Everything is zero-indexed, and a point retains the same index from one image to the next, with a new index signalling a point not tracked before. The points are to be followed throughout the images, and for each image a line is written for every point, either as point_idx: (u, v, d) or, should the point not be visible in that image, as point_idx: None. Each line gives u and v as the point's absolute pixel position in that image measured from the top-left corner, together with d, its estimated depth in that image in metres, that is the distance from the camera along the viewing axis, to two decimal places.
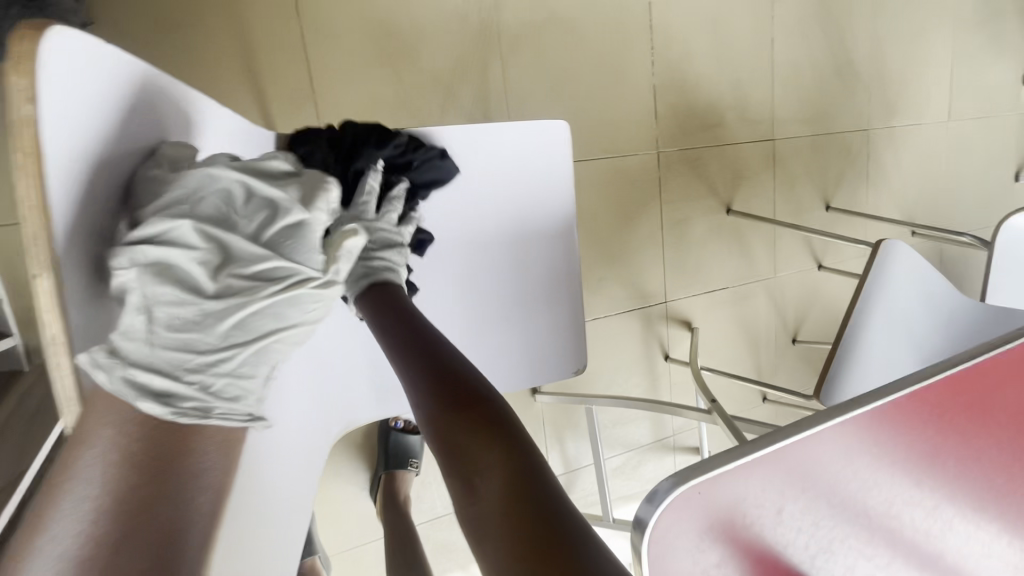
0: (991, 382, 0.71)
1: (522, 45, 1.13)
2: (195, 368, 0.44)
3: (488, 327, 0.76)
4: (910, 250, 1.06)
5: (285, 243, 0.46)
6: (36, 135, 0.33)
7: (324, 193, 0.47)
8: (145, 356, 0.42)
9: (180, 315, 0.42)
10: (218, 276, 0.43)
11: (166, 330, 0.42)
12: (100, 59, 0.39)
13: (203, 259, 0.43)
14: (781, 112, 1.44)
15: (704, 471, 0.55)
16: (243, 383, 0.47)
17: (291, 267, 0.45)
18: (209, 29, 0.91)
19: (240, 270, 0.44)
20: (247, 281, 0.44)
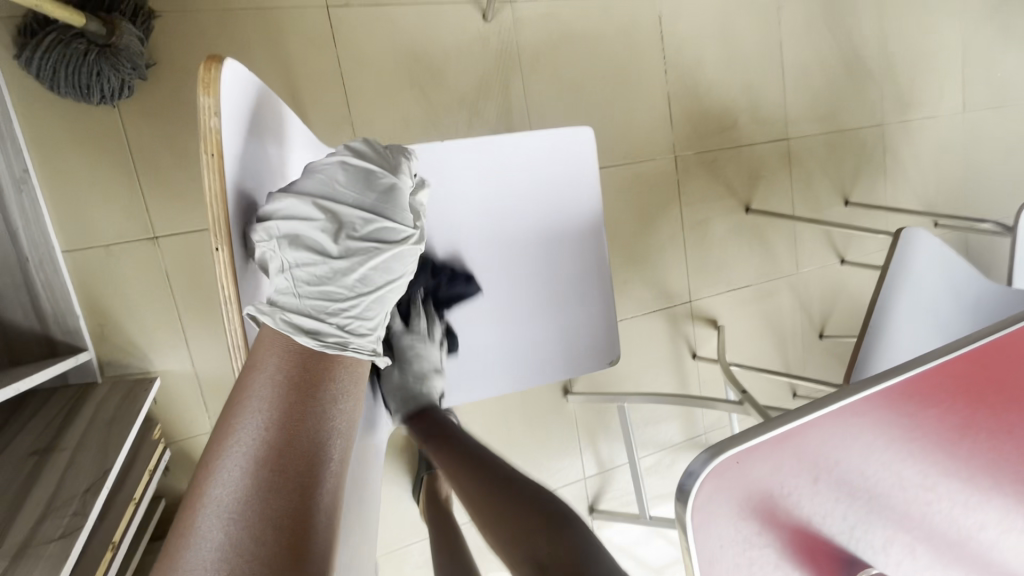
0: (1016, 355, 0.73)
1: (540, 62, 1.20)
2: (330, 315, 0.52)
3: (526, 321, 0.81)
4: (930, 237, 1.08)
5: (384, 206, 0.54)
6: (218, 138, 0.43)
7: (403, 164, 0.57)
8: (296, 306, 0.51)
9: (316, 272, 0.50)
10: (341, 238, 0.51)
11: (306, 285, 0.51)
12: (245, 86, 0.49)
13: (323, 227, 0.50)
14: (794, 112, 1.47)
15: (742, 442, 0.59)
16: (368, 326, 0.54)
17: (392, 223, 0.53)
18: (256, 63, 1.00)
19: (355, 232, 0.51)
20: (363, 240, 0.52)
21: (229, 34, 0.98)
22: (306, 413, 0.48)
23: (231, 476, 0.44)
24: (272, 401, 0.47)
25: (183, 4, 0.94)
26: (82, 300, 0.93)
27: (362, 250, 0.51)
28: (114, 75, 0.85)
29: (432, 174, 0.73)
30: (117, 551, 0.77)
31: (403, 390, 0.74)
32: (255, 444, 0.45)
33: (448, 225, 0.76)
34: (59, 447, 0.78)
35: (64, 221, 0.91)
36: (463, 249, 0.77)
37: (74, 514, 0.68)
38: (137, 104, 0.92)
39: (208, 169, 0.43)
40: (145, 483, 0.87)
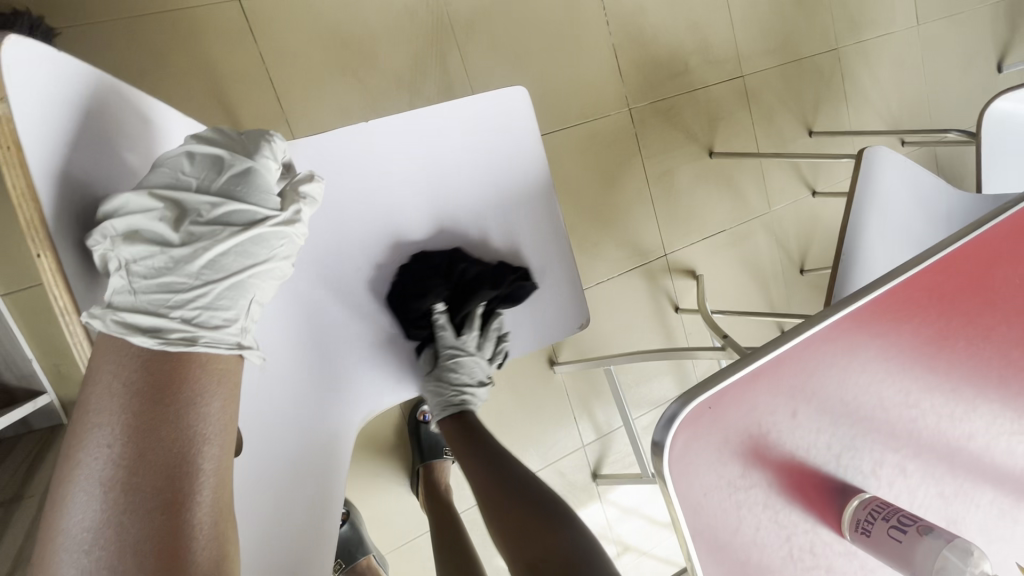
0: (985, 258, 0.71)
1: (475, 30, 1.15)
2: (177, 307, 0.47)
3: (487, 295, 0.78)
4: (892, 154, 1.06)
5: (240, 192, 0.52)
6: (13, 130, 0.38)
7: (262, 145, 0.56)
8: (136, 302, 0.47)
9: (156, 263, 0.47)
10: (182, 224, 0.48)
11: (146, 278, 0.47)
12: (66, 71, 0.44)
13: (163, 214, 0.47)
14: (745, 47, 1.43)
15: (712, 387, 0.57)
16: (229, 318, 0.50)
17: (247, 207, 0.52)
18: (174, 70, 0.95)
19: (200, 218, 0.49)
20: (210, 224, 0.49)
21: (138, 43, 0.92)
22: (161, 421, 0.44)
23: (80, 500, 0.40)
24: (120, 415, 0.43)
25: (85, 19, 0.89)
26: (33, 342, 0.89)
27: (207, 233, 0.49)
28: None
29: (362, 161, 0.69)
30: None
31: (462, 383, 0.78)
32: (100, 467, 0.41)
33: (387, 211, 0.72)
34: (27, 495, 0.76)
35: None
36: (407, 228, 0.73)
37: None
38: None
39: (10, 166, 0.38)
40: None
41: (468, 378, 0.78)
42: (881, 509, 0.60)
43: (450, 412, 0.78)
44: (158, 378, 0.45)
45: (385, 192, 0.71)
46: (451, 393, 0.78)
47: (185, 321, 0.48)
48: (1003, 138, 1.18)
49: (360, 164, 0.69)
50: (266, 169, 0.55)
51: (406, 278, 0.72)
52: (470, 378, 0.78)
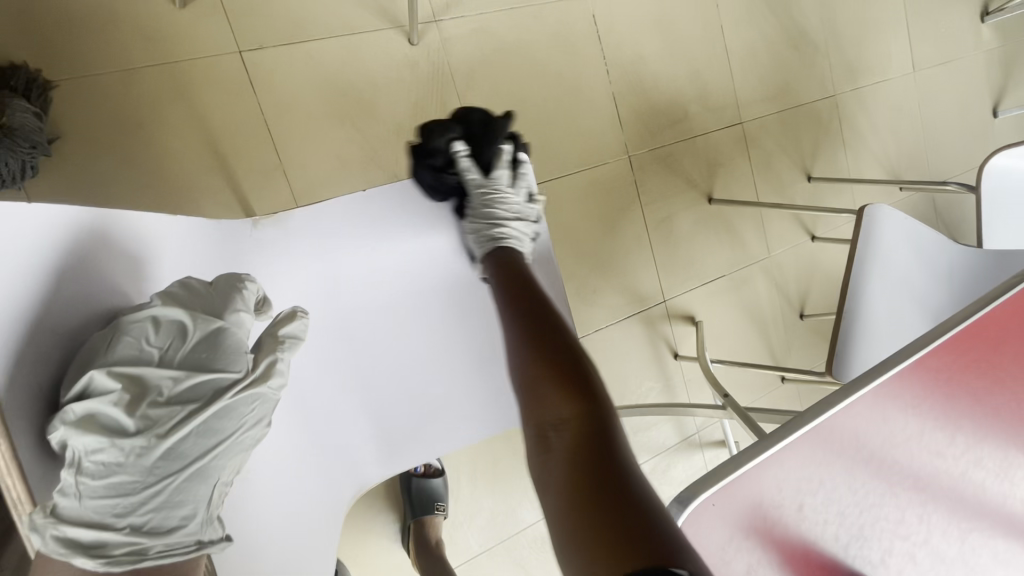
0: (993, 335, 0.70)
1: (476, 79, 1.15)
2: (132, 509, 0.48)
3: (485, 364, 0.75)
4: (893, 211, 1.05)
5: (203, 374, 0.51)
6: None
7: (235, 296, 0.56)
8: (89, 508, 0.46)
9: (111, 463, 0.46)
10: (138, 412, 0.47)
11: (96, 478, 0.46)
12: (31, 237, 0.46)
13: (119, 400, 0.47)
14: (743, 95, 1.44)
15: (715, 481, 0.54)
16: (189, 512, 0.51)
17: (209, 391, 0.51)
18: (171, 121, 0.94)
19: (159, 400, 0.49)
20: (169, 405, 0.49)
21: (136, 96, 0.92)
22: None
23: None
24: None
25: (86, 72, 0.89)
26: None
27: (166, 418, 0.48)
28: (11, 157, 0.80)
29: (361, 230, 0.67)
30: None
31: (492, 230, 0.68)
32: None
33: (385, 279, 0.70)
34: None
35: None
36: (404, 297, 0.71)
37: None
38: (45, 183, 0.87)
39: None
40: None
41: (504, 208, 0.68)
42: None
43: (489, 248, 0.68)
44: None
45: (382, 260, 0.69)
46: (494, 225, 0.67)
47: (138, 522, 0.48)
48: (1002, 193, 1.17)
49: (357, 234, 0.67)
50: (235, 326, 0.54)
51: (439, 158, 0.66)
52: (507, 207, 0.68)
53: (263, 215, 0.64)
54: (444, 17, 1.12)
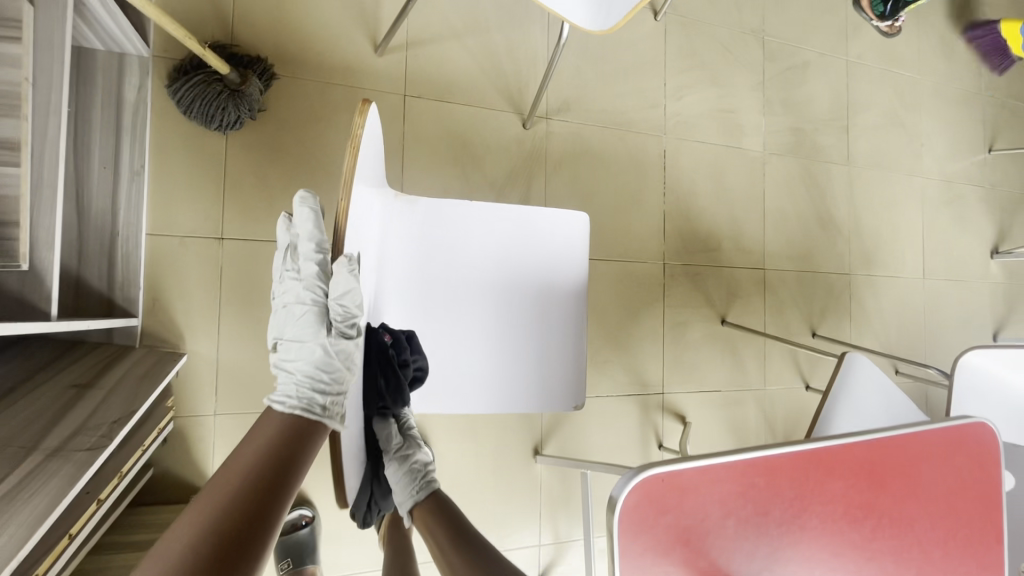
0: (918, 456, 0.85)
1: (561, 167, 1.46)
2: (301, 370, 0.66)
3: (513, 355, 0.93)
4: (870, 363, 1.25)
5: (310, 269, 0.64)
6: (357, 130, 0.55)
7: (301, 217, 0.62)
8: (284, 379, 0.67)
9: (285, 347, 0.69)
10: (291, 314, 0.67)
11: (286, 351, 0.68)
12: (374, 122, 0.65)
13: (284, 310, 0.68)
14: (770, 248, 1.71)
15: (664, 465, 0.69)
16: (329, 362, 0.66)
17: (318, 283, 0.65)
18: (337, 121, 1.25)
19: (294, 308, 0.66)
20: (298, 312, 0.66)
21: (324, 100, 1.25)
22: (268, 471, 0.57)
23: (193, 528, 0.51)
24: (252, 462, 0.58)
25: (297, 73, 1.23)
26: (147, 277, 1.10)
27: (301, 319, 0.66)
28: (234, 111, 1.10)
29: (458, 228, 0.90)
30: (121, 480, 0.84)
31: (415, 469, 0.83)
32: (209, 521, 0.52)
33: (460, 267, 0.91)
34: (97, 386, 0.90)
35: (157, 212, 1.11)
36: (473, 282, 0.91)
37: (101, 436, 0.79)
38: (241, 137, 1.17)
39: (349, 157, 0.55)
40: (152, 438, 0.96)
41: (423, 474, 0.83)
42: None
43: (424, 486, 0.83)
44: (298, 424, 0.63)
45: (466, 249, 0.91)
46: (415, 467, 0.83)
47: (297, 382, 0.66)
48: (973, 387, 1.35)
49: (455, 228, 0.90)
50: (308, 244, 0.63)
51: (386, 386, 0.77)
52: (425, 470, 0.84)
53: (404, 194, 0.89)
54: (553, 117, 1.46)
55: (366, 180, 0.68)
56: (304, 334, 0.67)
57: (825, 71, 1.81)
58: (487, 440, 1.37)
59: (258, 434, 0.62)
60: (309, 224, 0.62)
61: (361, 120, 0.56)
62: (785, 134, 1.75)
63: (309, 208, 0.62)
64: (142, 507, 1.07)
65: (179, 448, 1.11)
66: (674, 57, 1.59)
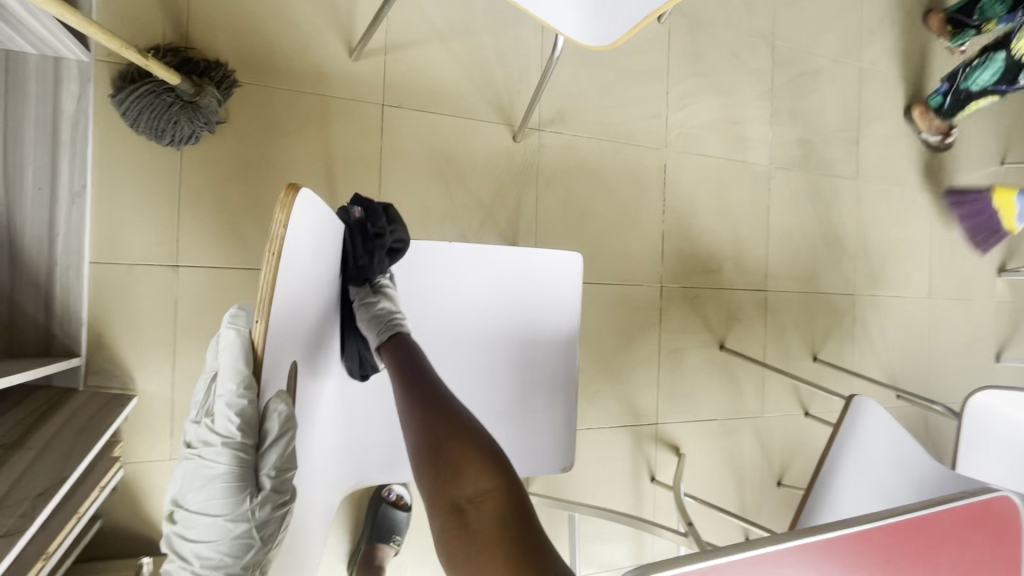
0: (937, 536, 0.77)
1: (554, 184, 1.36)
2: (205, 553, 0.50)
3: (496, 415, 0.83)
4: (878, 407, 1.17)
5: (228, 422, 0.49)
6: (279, 235, 0.44)
7: (224, 350, 0.47)
8: (184, 563, 0.51)
9: (179, 519, 0.51)
10: (196, 477, 0.50)
11: (181, 530, 0.51)
12: (316, 211, 0.54)
13: (187, 471, 0.51)
14: (773, 268, 1.62)
15: (664, 569, 0.61)
16: (243, 540, 0.50)
17: (236, 432, 0.49)
18: (307, 133, 1.13)
19: (201, 467, 0.50)
20: (207, 475, 0.50)
21: (292, 110, 1.12)
22: None
23: None
24: None
25: (262, 80, 1.10)
26: (91, 311, 0.99)
27: (210, 485, 0.50)
28: (188, 125, 0.98)
29: (436, 273, 0.80)
30: (48, 561, 0.75)
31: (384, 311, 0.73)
32: None
33: (440, 318, 0.81)
34: (25, 446, 0.80)
35: (101, 237, 1.00)
36: (451, 334, 0.81)
37: (21, 516, 0.70)
38: (198, 152, 1.05)
39: (269, 263, 0.44)
40: (92, 498, 0.86)
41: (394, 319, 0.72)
42: None
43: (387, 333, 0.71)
44: None
45: (443, 297, 0.81)
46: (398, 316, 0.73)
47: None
48: (983, 434, 1.29)
49: (434, 274, 0.80)
50: (226, 389, 0.47)
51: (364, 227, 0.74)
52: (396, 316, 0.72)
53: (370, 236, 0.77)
54: (546, 128, 1.34)
55: (309, 263, 0.54)
56: (207, 503, 0.50)
57: (837, 79, 1.70)
58: None
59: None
60: (228, 358, 0.46)
61: (284, 224, 0.45)
62: (793, 147, 1.64)
63: (234, 331, 0.48)
64: (87, 564, 0.97)
65: (129, 496, 1.02)
66: (679, 63, 1.47)
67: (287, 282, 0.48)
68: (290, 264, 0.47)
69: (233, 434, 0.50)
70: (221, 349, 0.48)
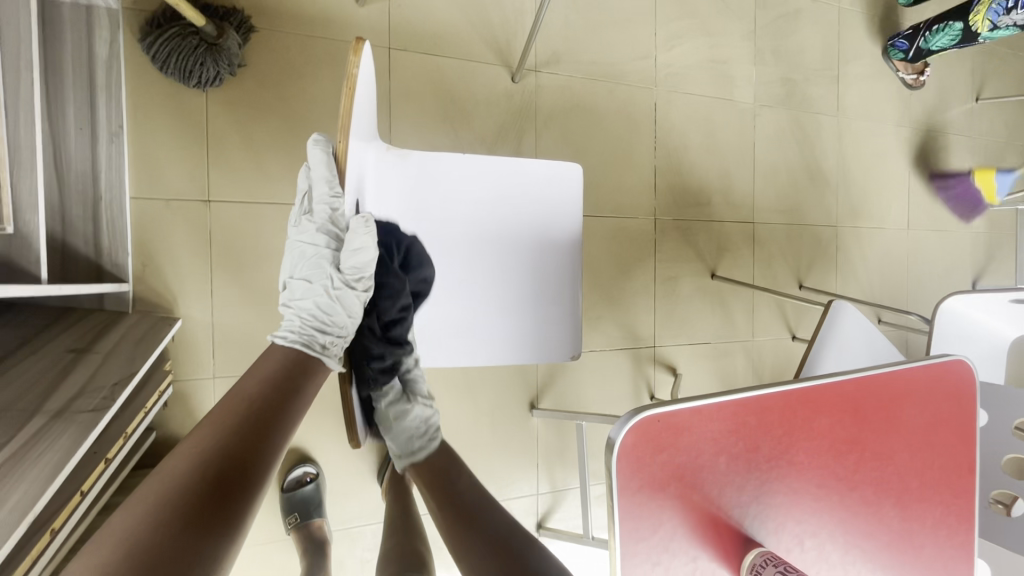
0: (898, 392, 0.89)
1: (551, 122, 1.44)
2: (309, 309, 0.75)
3: (512, 308, 0.94)
4: (855, 310, 1.29)
5: (322, 217, 0.72)
6: (353, 76, 0.55)
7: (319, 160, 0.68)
8: (293, 317, 0.76)
9: (292, 288, 0.77)
10: (305, 257, 0.75)
11: (293, 296, 0.77)
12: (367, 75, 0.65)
13: (296, 253, 0.76)
14: (760, 201, 1.72)
15: (661, 406, 0.72)
16: (334, 303, 0.75)
17: (329, 227, 0.72)
18: (320, 76, 1.21)
19: (306, 250, 0.74)
20: (311, 256, 0.74)
21: (305, 54, 1.20)
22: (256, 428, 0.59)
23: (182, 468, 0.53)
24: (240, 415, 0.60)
25: (276, 26, 1.18)
26: (135, 242, 1.08)
27: (314, 264, 0.75)
28: (213, 67, 1.06)
29: (454, 182, 0.90)
30: (128, 441, 0.85)
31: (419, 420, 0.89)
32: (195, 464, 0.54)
33: (458, 223, 0.91)
34: (93, 350, 0.90)
35: (139, 175, 1.08)
36: (469, 236, 0.91)
37: (104, 398, 0.80)
38: (221, 94, 1.13)
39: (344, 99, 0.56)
40: (154, 400, 0.96)
41: (422, 432, 0.89)
42: (774, 558, 0.70)
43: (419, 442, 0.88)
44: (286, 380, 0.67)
45: (460, 204, 0.90)
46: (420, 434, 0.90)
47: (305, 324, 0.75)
48: (953, 331, 1.40)
49: (452, 183, 0.90)
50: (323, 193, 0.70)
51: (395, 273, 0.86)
52: (424, 428, 0.90)
53: (393, 146, 0.86)
54: (542, 69, 1.42)
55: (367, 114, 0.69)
56: (313, 275, 0.75)
57: (817, 19, 1.78)
58: (486, 396, 1.40)
59: (258, 370, 0.68)
60: (322, 167, 0.68)
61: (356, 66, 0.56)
62: (776, 85, 1.73)
63: (321, 150, 0.69)
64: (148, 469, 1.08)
65: (180, 411, 1.12)
66: (666, 5, 1.55)
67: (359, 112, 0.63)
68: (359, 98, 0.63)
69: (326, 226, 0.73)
70: (314, 162, 0.69)
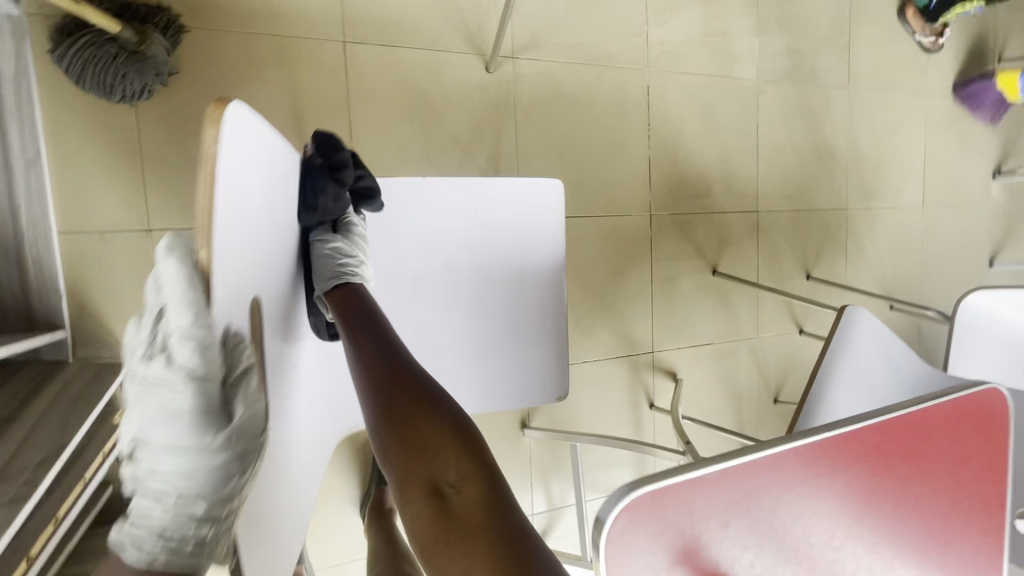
0: (925, 431, 0.79)
1: (533, 115, 1.30)
2: (171, 518, 0.42)
3: (489, 349, 0.85)
4: (871, 316, 1.18)
5: (183, 361, 0.40)
6: (209, 156, 0.40)
7: (173, 271, 0.39)
8: (138, 531, 0.42)
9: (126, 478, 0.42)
10: (139, 423, 0.40)
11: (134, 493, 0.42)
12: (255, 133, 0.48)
13: (125, 420, 0.41)
14: (764, 188, 1.59)
15: (656, 481, 0.63)
16: (212, 498, 0.42)
17: (188, 375, 0.40)
18: (267, 81, 1.07)
19: (141, 412, 0.40)
20: (153, 423, 0.40)
21: (247, 55, 1.05)
22: None
23: None
24: None
25: (210, 23, 1.03)
26: (69, 282, 0.97)
27: (161, 437, 0.40)
28: (138, 78, 0.92)
29: (419, 217, 0.79)
30: (59, 525, 0.78)
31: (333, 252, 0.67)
32: None
33: (423, 261, 0.80)
34: (20, 420, 0.81)
35: (65, 206, 0.96)
36: (437, 274, 0.81)
37: (24, 484, 0.72)
38: (153, 107, 1.00)
39: (205, 188, 0.40)
40: (99, 464, 0.87)
41: (343, 257, 0.67)
42: None
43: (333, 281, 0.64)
44: None
45: (425, 241, 0.80)
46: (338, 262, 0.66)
47: (167, 541, 0.42)
48: (975, 329, 1.30)
49: (415, 219, 0.79)
50: (179, 325, 0.39)
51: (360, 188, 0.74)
52: (343, 254, 0.67)
53: None
54: (520, 56, 1.27)
55: (257, 190, 0.50)
56: (158, 456, 0.41)
57: None
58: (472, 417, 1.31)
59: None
60: (175, 284, 0.39)
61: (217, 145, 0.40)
62: (781, 58, 1.57)
63: (177, 254, 0.39)
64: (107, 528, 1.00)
65: None
66: None
67: (231, 200, 0.43)
68: (236, 180, 0.44)
69: (196, 372, 0.40)
70: (165, 275, 0.39)
